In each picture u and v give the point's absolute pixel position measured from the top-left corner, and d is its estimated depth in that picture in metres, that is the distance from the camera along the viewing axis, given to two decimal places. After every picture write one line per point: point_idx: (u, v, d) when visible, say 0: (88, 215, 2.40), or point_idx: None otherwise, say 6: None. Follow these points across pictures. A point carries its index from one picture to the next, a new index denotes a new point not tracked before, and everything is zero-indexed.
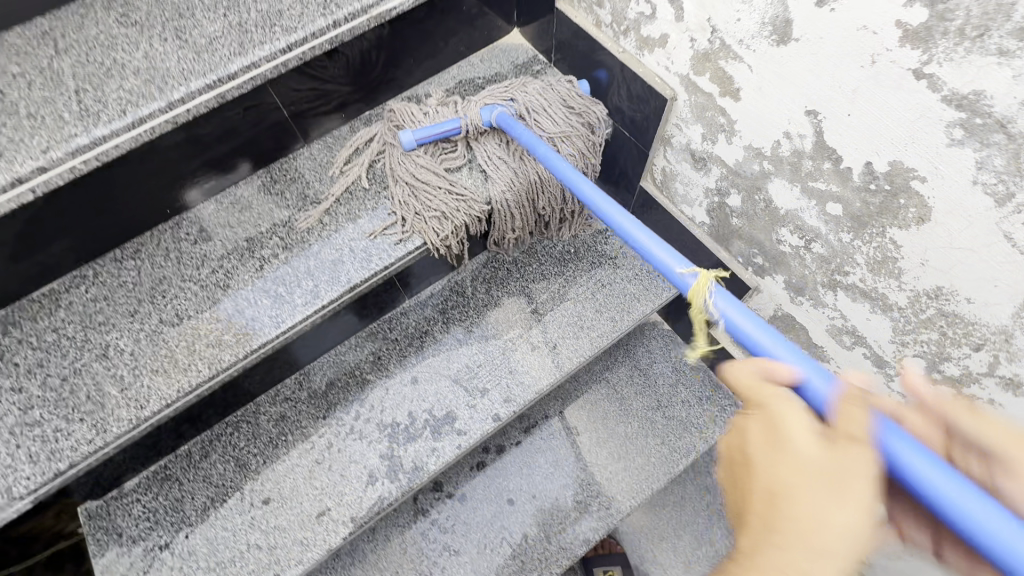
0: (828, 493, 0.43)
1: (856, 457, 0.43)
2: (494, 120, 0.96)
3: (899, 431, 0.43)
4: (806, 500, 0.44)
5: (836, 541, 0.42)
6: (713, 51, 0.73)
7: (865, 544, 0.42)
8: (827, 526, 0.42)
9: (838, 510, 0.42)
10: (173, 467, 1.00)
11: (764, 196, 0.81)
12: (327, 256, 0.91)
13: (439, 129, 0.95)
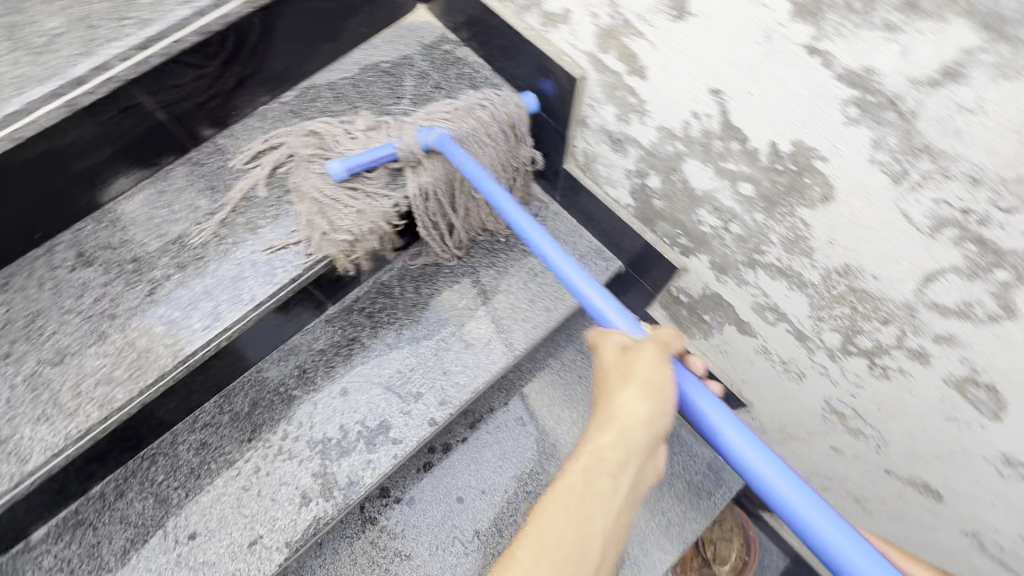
0: (636, 390, 0.58)
1: (647, 360, 0.60)
2: (432, 142, 0.86)
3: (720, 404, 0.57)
4: (623, 400, 0.58)
5: (638, 421, 0.58)
6: (615, 27, 0.69)
7: (659, 424, 0.58)
8: (633, 415, 0.58)
9: (640, 402, 0.58)
10: (86, 511, 0.91)
11: (681, 177, 0.78)
12: (226, 274, 0.83)
13: (371, 156, 0.86)
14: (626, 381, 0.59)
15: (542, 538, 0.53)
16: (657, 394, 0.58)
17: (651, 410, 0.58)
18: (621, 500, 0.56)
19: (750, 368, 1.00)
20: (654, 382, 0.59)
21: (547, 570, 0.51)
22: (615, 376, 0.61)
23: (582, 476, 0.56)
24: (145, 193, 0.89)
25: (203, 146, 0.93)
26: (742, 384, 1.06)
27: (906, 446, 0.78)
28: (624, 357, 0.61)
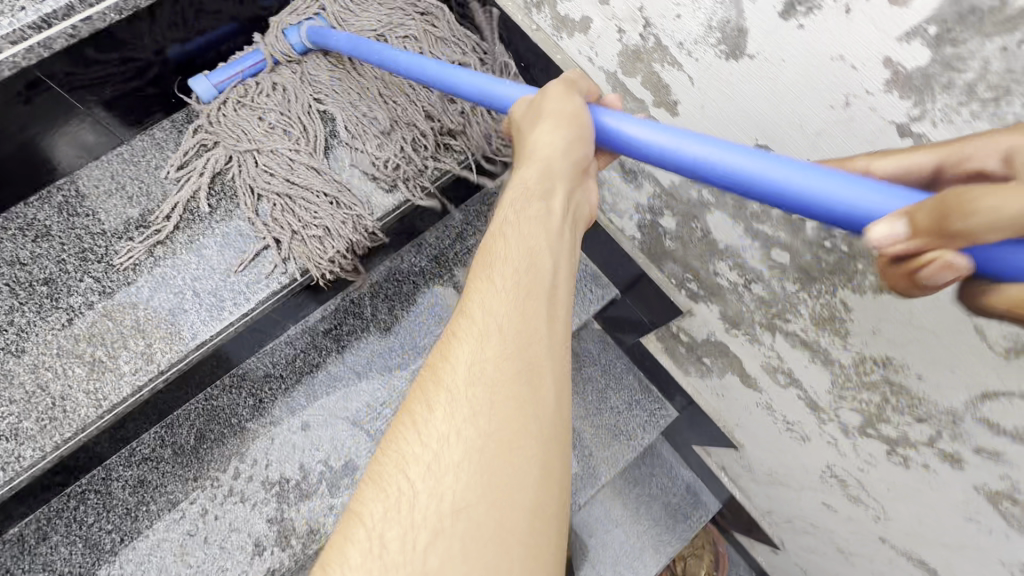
0: (551, 122, 0.48)
1: (556, 89, 0.50)
2: (304, 41, 0.77)
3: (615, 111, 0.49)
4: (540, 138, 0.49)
5: (558, 153, 0.48)
6: (646, 50, 0.56)
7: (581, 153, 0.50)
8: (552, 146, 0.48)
9: (554, 132, 0.48)
10: (1, 557, 0.79)
11: (702, 225, 0.69)
12: (162, 304, 0.70)
13: (239, 69, 0.77)
14: (537, 118, 0.50)
15: (493, 281, 0.44)
16: (573, 120, 0.49)
17: (569, 138, 0.49)
18: (561, 223, 0.49)
19: (748, 417, 0.93)
20: (569, 111, 0.49)
21: (502, 304, 0.43)
22: (528, 120, 0.51)
23: (516, 213, 0.49)
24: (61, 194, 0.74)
25: (135, 139, 0.78)
26: (735, 427, 1.01)
27: (910, 526, 0.74)
28: (532, 103, 0.52)
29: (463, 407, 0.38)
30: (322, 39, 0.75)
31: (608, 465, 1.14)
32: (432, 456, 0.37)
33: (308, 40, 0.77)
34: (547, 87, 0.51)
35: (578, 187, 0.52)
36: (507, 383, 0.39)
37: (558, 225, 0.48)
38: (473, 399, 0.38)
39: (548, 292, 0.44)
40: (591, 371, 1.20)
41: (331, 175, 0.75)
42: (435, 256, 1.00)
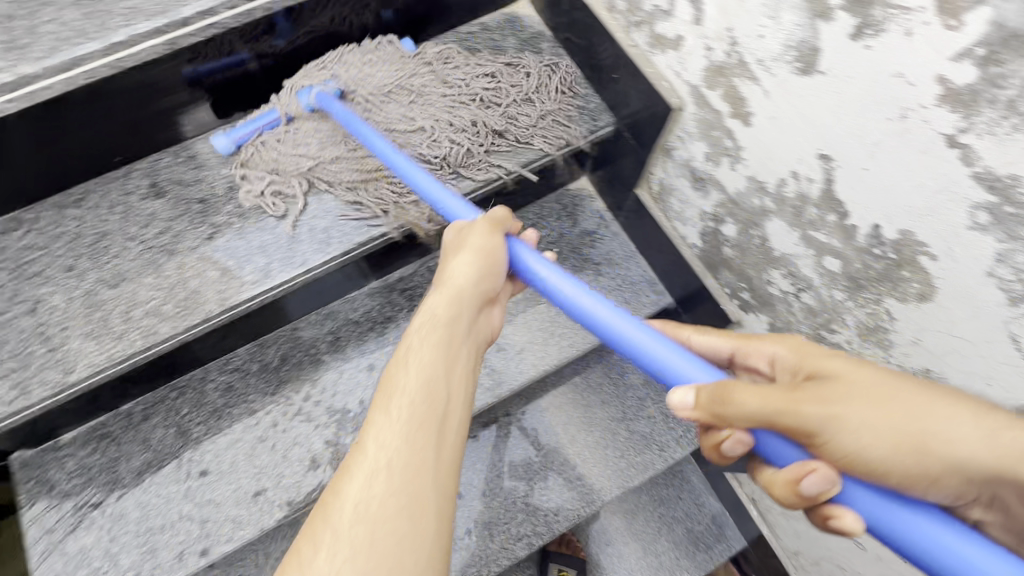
0: (471, 257, 0.63)
1: (479, 230, 0.65)
2: (312, 103, 0.88)
3: (533, 251, 0.65)
4: (457, 265, 0.63)
5: (467, 279, 0.62)
6: (729, 65, 0.64)
7: (488, 280, 0.64)
8: (462, 275, 0.62)
9: (467, 265, 0.63)
10: (112, 425, 0.96)
11: (760, 233, 0.74)
12: (285, 233, 0.84)
13: (255, 126, 0.89)
14: (459, 250, 0.65)
15: (394, 384, 0.53)
16: (488, 257, 0.63)
17: (479, 271, 0.63)
18: (462, 341, 0.58)
19: None
20: (486, 248, 0.64)
21: (393, 437, 0.48)
22: (454, 250, 0.65)
23: (420, 338, 0.57)
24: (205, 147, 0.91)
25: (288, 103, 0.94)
26: None
27: None
28: (459, 234, 0.67)
29: (344, 547, 0.43)
30: (328, 106, 0.86)
31: (635, 470, 1.18)
32: (326, 556, 0.42)
33: (315, 104, 0.88)
34: (476, 225, 0.66)
35: (482, 313, 0.64)
36: (402, 485, 0.45)
37: (455, 351, 0.57)
38: (366, 502, 0.44)
39: (441, 420, 0.50)
40: (632, 378, 1.25)
41: (436, 154, 0.89)
42: None
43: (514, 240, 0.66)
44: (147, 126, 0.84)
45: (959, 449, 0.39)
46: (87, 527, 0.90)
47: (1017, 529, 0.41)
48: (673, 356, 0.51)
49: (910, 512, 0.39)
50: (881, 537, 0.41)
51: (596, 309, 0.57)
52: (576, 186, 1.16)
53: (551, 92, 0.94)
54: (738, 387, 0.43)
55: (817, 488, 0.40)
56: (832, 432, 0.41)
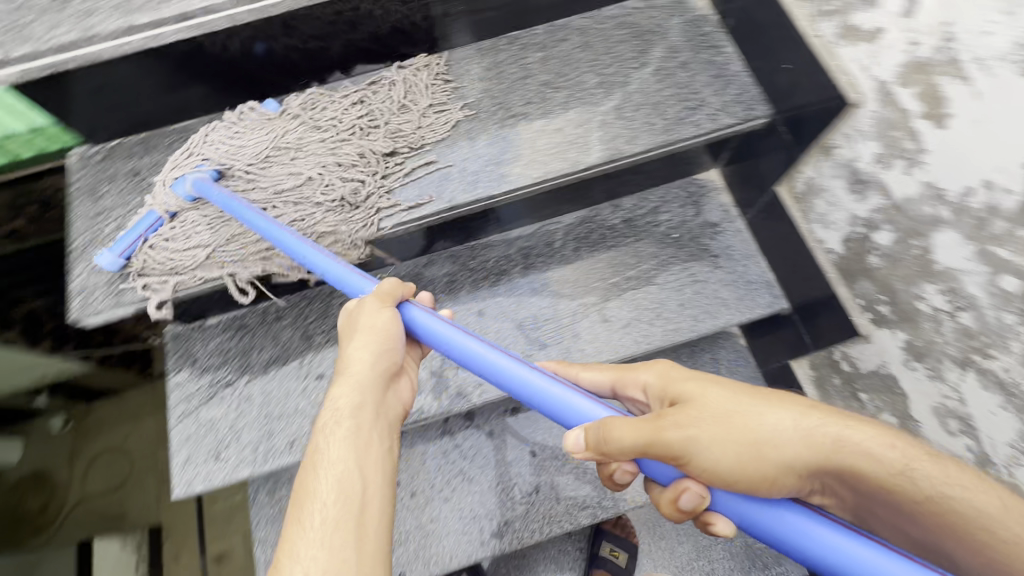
0: (368, 339, 0.66)
1: (369, 311, 0.67)
2: (191, 191, 0.87)
3: (420, 310, 0.70)
4: (356, 349, 0.66)
5: (362, 362, 0.66)
6: (935, 62, 0.63)
7: (389, 356, 0.68)
8: (358, 361, 0.66)
9: (362, 349, 0.66)
10: (249, 318, 1.07)
11: (922, 244, 0.72)
12: (437, 170, 0.91)
13: (134, 234, 0.86)
14: (352, 333, 0.67)
15: (314, 482, 0.58)
16: (382, 336, 0.66)
17: (375, 352, 0.66)
18: (380, 424, 0.64)
19: None
20: (375, 326, 0.67)
21: (309, 547, 0.52)
22: (349, 331, 0.68)
23: (328, 435, 0.62)
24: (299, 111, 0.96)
25: (457, 53, 0.99)
26: None
27: None
28: (350, 318, 0.69)
29: None
30: (205, 192, 0.85)
31: None
32: None
33: (193, 193, 0.87)
34: (363, 301, 0.69)
35: (389, 388, 0.69)
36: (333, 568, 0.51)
37: (365, 438, 0.62)
38: None
39: (357, 516, 0.55)
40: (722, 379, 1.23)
41: (587, 119, 0.93)
42: (627, 219, 1.12)
43: (407, 307, 0.70)
44: (335, 55, 0.92)
45: (784, 449, 0.52)
46: (219, 401, 1.02)
47: (842, 495, 0.55)
48: (576, 397, 0.58)
49: (770, 509, 0.49)
50: (753, 533, 0.51)
51: (491, 357, 0.63)
52: (705, 176, 1.15)
53: (712, 75, 0.95)
54: (615, 424, 0.52)
55: (691, 502, 0.52)
56: (693, 453, 0.51)
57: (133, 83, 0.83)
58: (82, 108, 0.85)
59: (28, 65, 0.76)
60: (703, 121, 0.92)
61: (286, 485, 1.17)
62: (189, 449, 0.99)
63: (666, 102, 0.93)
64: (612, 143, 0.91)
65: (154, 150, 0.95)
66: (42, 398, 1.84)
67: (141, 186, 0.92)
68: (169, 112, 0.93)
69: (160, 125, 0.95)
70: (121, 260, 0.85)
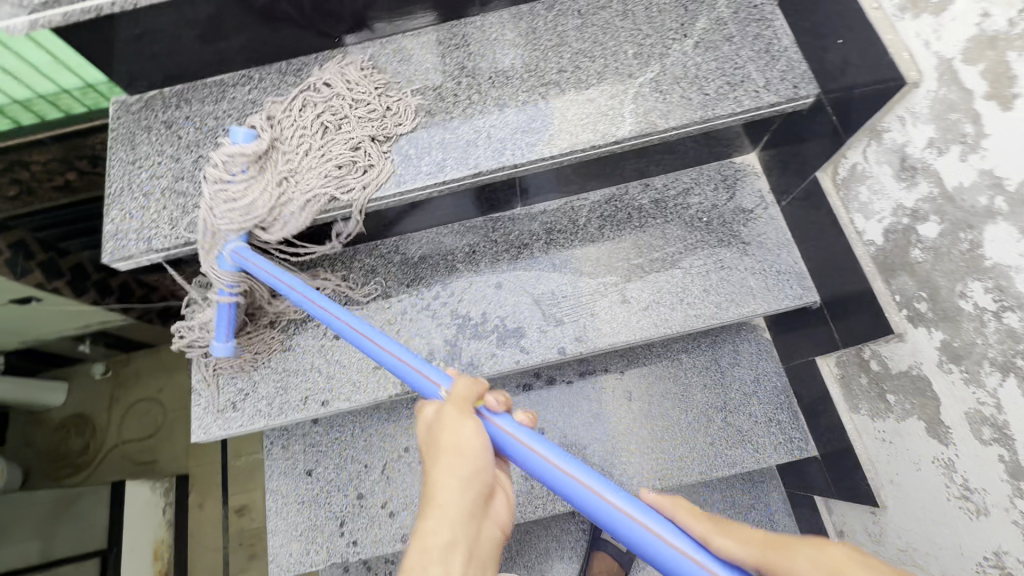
0: (451, 460, 0.56)
1: (462, 428, 0.59)
2: (233, 261, 0.86)
3: (506, 424, 0.60)
4: (440, 474, 0.56)
5: (447, 490, 0.55)
6: (1007, 36, 0.57)
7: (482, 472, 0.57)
8: (445, 487, 0.55)
9: (448, 474, 0.56)
10: None
11: (973, 237, 0.67)
12: (463, 135, 0.90)
13: (225, 322, 0.92)
14: (435, 453, 0.58)
15: None
16: (470, 454, 0.57)
17: (462, 473, 0.56)
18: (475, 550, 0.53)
19: (913, 471, 0.87)
20: (459, 442, 0.57)
21: None
22: (429, 453, 0.59)
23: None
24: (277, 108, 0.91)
25: (490, 18, 0.97)
26: (886, 483, 0.94)
27: None
28: (433, 432, 0.60)
29: None
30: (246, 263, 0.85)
31: (721, 460, 1.15)
32: None
33: (235, 264, 0.86)
34: (448, 415, 0.60)
35: (483, 508, 0.56)
36: None
37: None
38: None
39: None
40: (742, 372, 1.20)
41: (620, 90, 0.89)
42: (656, 200, 1.09)
43: (485, 416, 0.62)
44: (369, 14, 0.91)
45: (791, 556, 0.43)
46: None
47: None
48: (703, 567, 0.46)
49: None
50: None
51: (577, 482, 0.54)
52: (742, 160, 1.11)
53: (756, 51, 0.89)
54: None
55: None
56: None
57: (171, 31, 0.84)
58: (121, 55, 0.87)
59: (75, 8, 0.77)
60: (743, 98, 0.87)
61: (299, 441, 1.20)
62: (206, 398, 1.02)
63: (706, 76, 0.89)
64: (646, 116, 0.88)
65: (187, 103, 0.96)
66: (84, 346, 1.91)
67: (172, 137, 0.93)
68: (203, 65, 0.94)
69: (193, 78, 0.96)
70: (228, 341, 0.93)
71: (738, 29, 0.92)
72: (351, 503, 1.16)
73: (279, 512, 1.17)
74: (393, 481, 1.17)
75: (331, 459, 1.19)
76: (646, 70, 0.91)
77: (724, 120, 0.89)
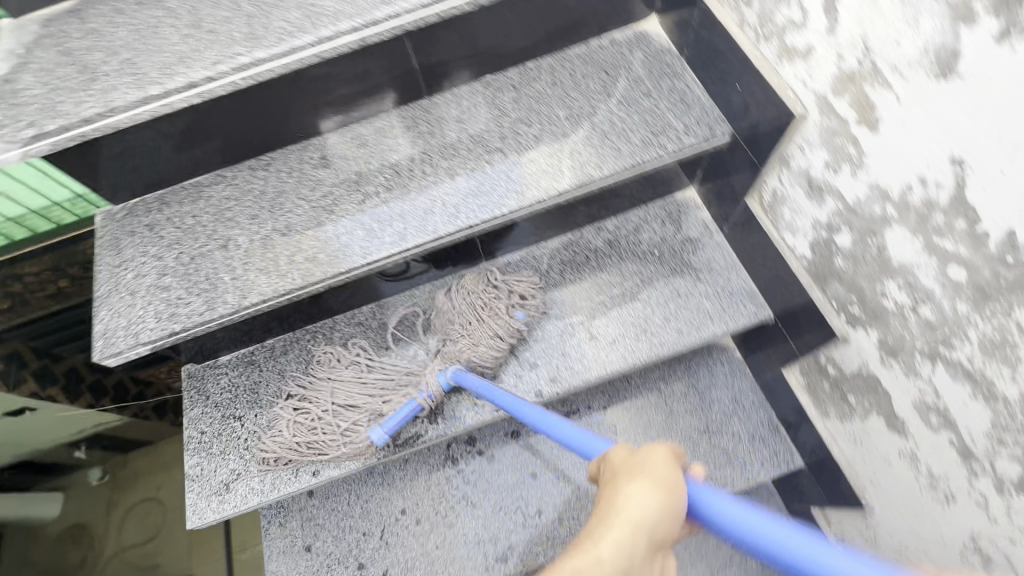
0: (656, 485, 0.52)
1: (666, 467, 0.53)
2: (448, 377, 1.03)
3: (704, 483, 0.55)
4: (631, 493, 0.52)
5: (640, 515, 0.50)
6: (861, 72, 0.67)
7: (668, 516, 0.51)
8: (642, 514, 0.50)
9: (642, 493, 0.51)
10: (258, 354, 1.14)
11: (878, 242, 0.74)
12: (421, 204, 0.98)
13: (402, 415, 1.02)
14: (632, 475, 0.54)
15: None
16: (669, 491, 0.51)
17: (657, 506, 0.51)
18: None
19: (885, 467, 0.90)
20: (667, 480, 0.52)
21: None
22: (624, 474, 0.55)
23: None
24: (336, 203, 1.00)
25: (436, 100, 1.09)
26: (868, 484, 0.97)
27: None
28: (634, 456, 0.56)
29: None
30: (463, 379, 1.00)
31: (713, 483, 1.16)
32: None
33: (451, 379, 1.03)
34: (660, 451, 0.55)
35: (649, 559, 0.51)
36: None
37: None
38: None
39: None
40: (719, 393, 1.23)
41: (557, 149, 1.00)
42: (609, 240, 1.17)
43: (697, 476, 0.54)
44: (325, 110, 1.02)
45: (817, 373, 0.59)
46: (230, 434, 1.07)
47: None
48: None
49: None
50: None
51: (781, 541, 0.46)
52: (682, 195, 1.20)
53: (671, 102, 1.01)
54: None
55: None
56: None
57: (150, 146, 0.94)
58: (102, 172, 0.96)
59: (61, 136, 0.84)
60: (666, 143, 0.97)
61: (296, 517, 1.20)
62: (200, 484, 1.04)
63: (631, 128, 1.00)
64: (582, 169, 0.97)
65: (166, 205, 1.05)
66: (79, 452, 1.94)
67: (154, 237, 1.01)
68: (179, 171, 1.03)
69: (170, 183, 1.05)
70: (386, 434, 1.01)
71: (654, 85, 1.03)
72: (351, 574, 1.16)
73: None
74: (393, 546, 1.17)
75: (329, 532, 1.19)
76: (577, 129, 1.01)
77: (654, 164, 0.98)
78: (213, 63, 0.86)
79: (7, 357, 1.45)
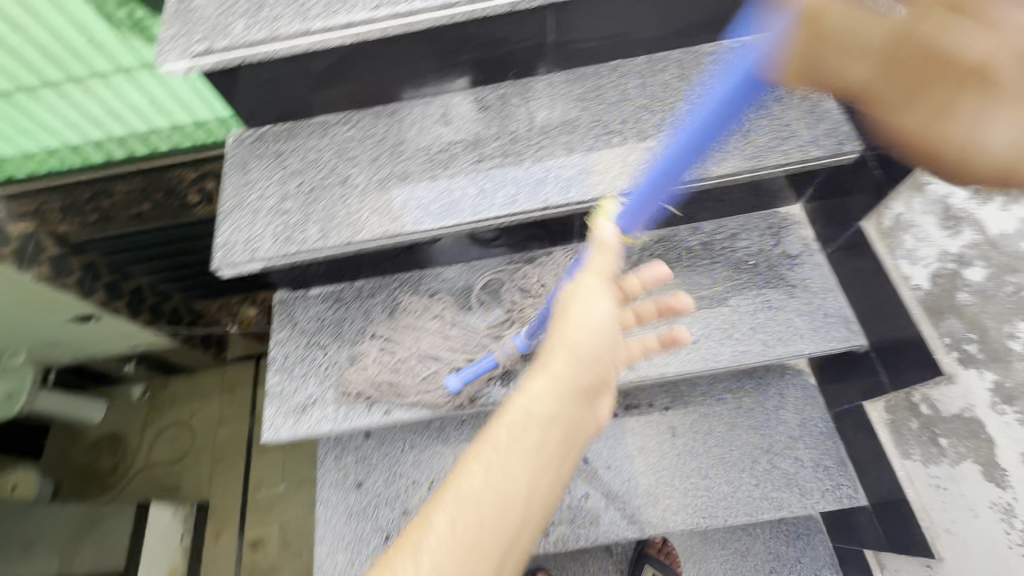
0: (588, 290, 0.77)
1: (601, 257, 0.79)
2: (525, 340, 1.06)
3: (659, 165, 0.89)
4: (570, 308, 0.76)
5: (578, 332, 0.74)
6: None
7: (593, 326, 0.74)
8: (580, 326, 0.74)
9: (581, 304, 0.76)
10: (346, 292, 1.19)
11: (1018, 281, 0.71)
12: (535, 174, 1.00)
13: (477, 367, 1.05)
14: (566, 310, 0.76)
15: (469, 464, 0.64)
16: (596, 326, 0.74)
17: (591, 330, 0.74)
18: (569, 439, 0.69)
19: (974, 520, 0.86)
20: (585, 317, 0.75)
21: (480, 477, 0.63)
22: (572, 295, 0.77)
23: (512, 427, 0.66)
24: (454, 158, 1.04)
25: (561, 77, 1.11)
26: (942, 533, 0.94)
27: None
28: (573, 288, 0.78)
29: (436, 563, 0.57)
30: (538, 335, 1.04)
31: (768, 503, 1.14)
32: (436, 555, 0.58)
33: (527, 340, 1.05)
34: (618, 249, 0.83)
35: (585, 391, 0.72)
36: (492, 507, 0.61)
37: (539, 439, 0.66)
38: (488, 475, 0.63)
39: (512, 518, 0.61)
40: (787, 416, 1.20)
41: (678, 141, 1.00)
42: (704, 242, 1.16)
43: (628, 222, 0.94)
44: (457, 70, 1.05)
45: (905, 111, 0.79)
46: (313, 361, 1.13)
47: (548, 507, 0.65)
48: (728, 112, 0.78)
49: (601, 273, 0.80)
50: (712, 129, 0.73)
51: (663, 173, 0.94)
52: (786, 211, 1.18)
53: (802, 111, 0.99)
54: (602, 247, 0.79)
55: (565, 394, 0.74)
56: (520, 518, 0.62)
57: (296, 78, 1.00)
58: (248, 96, 1.02)
59: (226, 56, 0.92)
60: (792, 151, 0.96)
61: (352, 453, 1.26)
62: (280, 402, 1.10)
63: (756, 132, 0.99)
64: (702, 164, 0.97)
65: (294, 138, 1.11)
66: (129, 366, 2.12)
67: (280, 165, 1.08)
68: (312, 107, 1.09)
69: (300, 117, 1.11)
70: (460, 384, 1.05)
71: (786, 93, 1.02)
72: (396, 517, 1.20)
73: (328, 521, 1.21)
74: None
75: (381, 473, 1.23)
76: None
77: (776, 170, 0.97)
78: (374, 8, 0.91)
79: (85, 267, 1.56)
